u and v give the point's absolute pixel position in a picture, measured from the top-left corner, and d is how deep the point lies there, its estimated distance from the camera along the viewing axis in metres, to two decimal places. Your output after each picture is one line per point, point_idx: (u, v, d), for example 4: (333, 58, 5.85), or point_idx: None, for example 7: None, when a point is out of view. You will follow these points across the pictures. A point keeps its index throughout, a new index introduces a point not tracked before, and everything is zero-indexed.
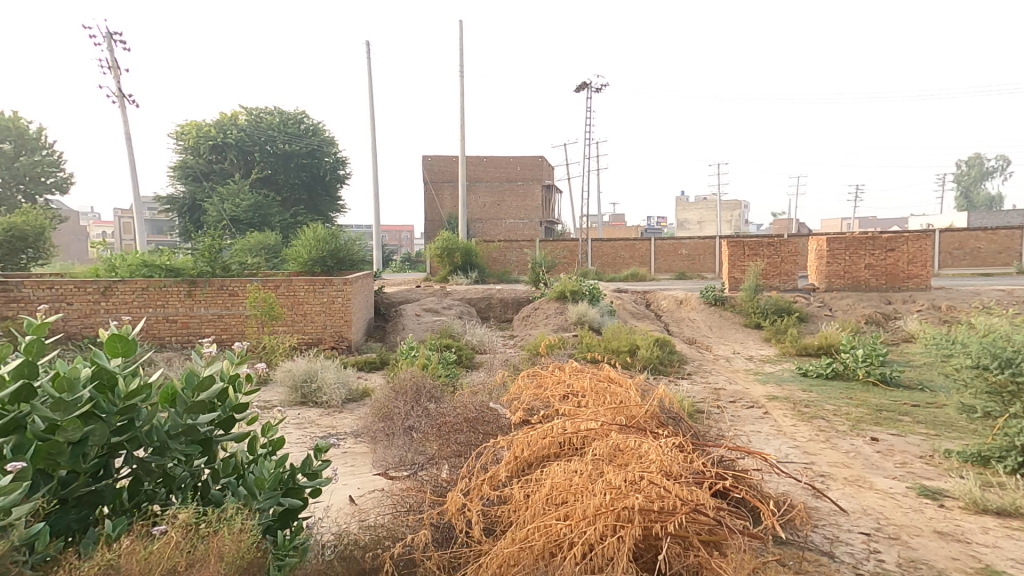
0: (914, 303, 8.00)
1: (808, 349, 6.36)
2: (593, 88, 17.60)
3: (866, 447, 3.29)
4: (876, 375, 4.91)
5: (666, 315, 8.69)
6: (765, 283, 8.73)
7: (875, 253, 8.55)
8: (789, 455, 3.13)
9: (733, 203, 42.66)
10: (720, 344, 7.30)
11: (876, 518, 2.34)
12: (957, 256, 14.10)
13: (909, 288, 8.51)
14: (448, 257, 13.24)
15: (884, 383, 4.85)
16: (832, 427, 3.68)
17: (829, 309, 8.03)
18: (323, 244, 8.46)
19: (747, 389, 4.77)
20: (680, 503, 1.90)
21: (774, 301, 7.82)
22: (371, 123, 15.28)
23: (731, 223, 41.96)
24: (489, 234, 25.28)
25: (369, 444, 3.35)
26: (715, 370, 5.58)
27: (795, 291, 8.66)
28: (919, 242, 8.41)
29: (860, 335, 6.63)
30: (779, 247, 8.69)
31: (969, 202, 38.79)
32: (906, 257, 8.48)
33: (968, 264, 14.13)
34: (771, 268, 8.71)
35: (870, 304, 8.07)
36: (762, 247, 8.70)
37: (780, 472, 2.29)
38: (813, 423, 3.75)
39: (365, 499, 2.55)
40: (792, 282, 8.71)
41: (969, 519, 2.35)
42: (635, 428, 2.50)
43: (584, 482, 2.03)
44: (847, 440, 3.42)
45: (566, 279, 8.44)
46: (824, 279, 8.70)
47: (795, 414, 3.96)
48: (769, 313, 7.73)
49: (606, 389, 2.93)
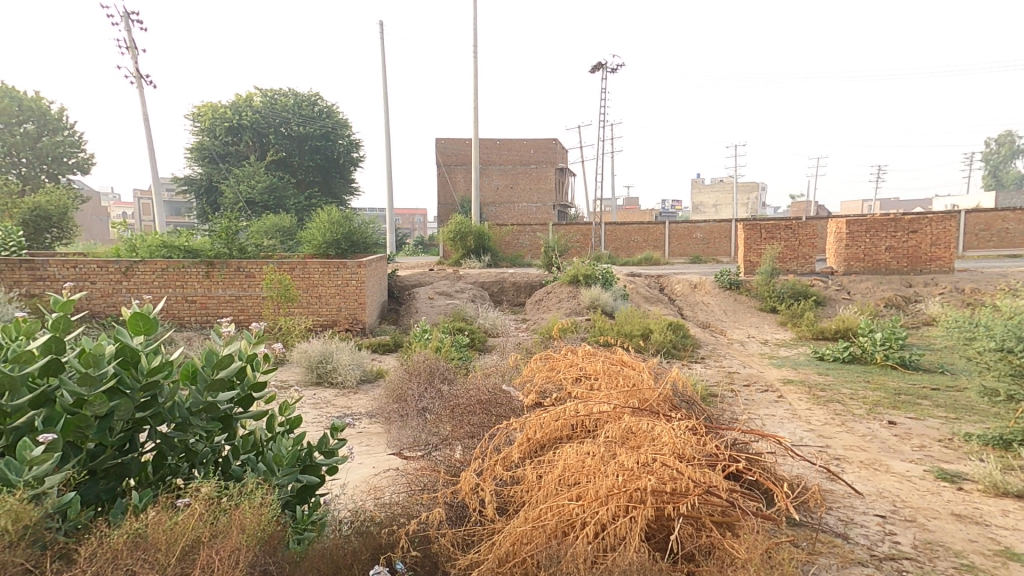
0: (936, 286, 7.85)
1: (825, 333, 6.29)
2: (609, 69, 17.31)
3: (883, 430, 3.27)
4: (895, 359, 4.84)
5: (680, 299, 8.63)
6: (781, 267, 8.63)
7: (897, 235, 8.37)
8: (803, 438, 3.11)
9: (751, 185, 42.20)
10: (736, 327, 7.25)
11: (892, 501, 2.32)
12: (983, 237, 13.78)
13: (932, 270, 8.33)
14: (460, 240, 13.25)
15: (903, 367, 4.78)
16: (848, 411, 3.65)
17: (847, 293, 7.91)
18: (337, 226, 8.52)
19: (760, 372, 4.76)
20: (692, 484, 1.91)
21: (790, 285, 7.71)
22: (386, 105, 15.22)
23: (748, 206, 41.42)
24: (501, 217, 25.20)
25: (383, 425, 3.39)
26: (729, 354, 5.54)
27: (813, 274, 8.53)
28: (943, 223, 8.21)
29: (878, 318, 6.55)
30: (797, 230, 8.53)
31: (998, 181, 37.65)
32: (928, 239, 8.29)
33: (994, 245, 13.80)
34: (788, 251, 8.61)
35: (890, 287, 7.94)
36: (779, 230, 8.56)
37: (795, 455, 2.27)
38: (828, 407, 3.72)
39: (379, 477, 2.59)
40: (810, 266, 8.57)
41: (986, 501, 2.34)
42: (648, 411, 2.51)
43: (596, 463, 2.04)
44: (863, 423, 3.40)
45: (580, 262, 8.40)
46: (842, 263, 8.57)
47: (810, 398, 3.93)
48: (785, 297, 7.64)
49: (619, 372, 2.93)
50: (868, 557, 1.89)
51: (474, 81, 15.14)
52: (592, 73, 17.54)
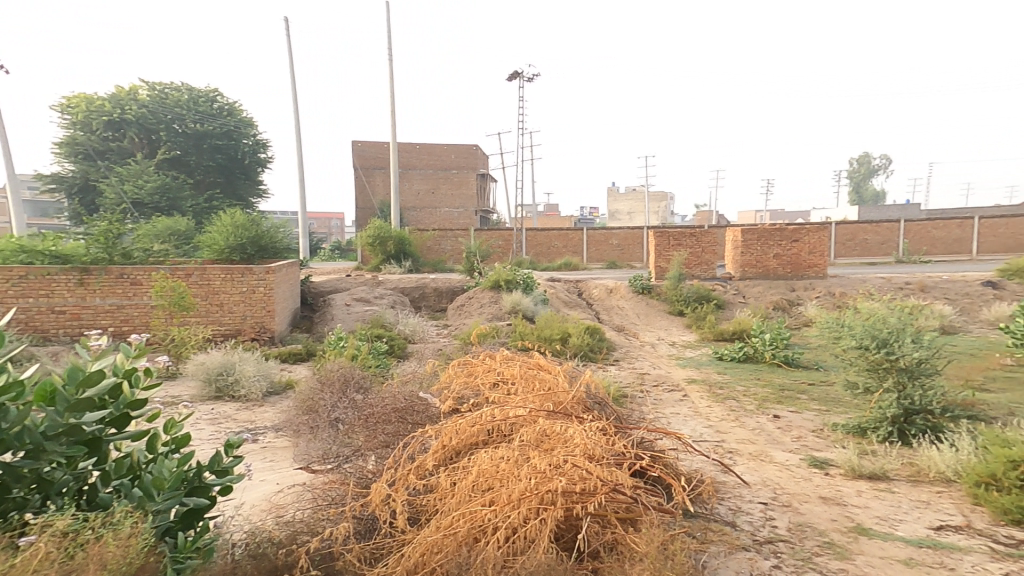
0: (813, 290, 8.66)
1: (724, 334, 6.74)
2: (525, 78, 17.74)
3: (769, 424, 3.54)
4: (781, 358, 5.29)
5: (597, 303, 8.92)
6: (687, 272, 9.16)
7: (782, 244, 9.14)
8: (702, 434, 3.31)
9: (661, 195, 44.64)
10: (647, 331, 7.62)
11: (773, 487, 2.53)
12: (849, 247, 15.44)
13: (810, 276, 9.16)
14: (380, 245, 12.97)
15: (788, 365, 5.23)
16: (742, 406, 3.92)
17: (743, 296, 8.54)
18: (242, 230, 8.03)
19: (665, 372, 5.03)
20: (600, 483, 1.97)
21: (695, 289, 8.22)
22: (294, 104, 14.61)
23: (659, 215, 43.74)
24: (423, 222, 24.96)
25: (291, 438, 3.23)
26: (641, 356, 5.79)
27: (714, 279, 9.13)
28: (819, 234, 9.10)
29: (767, 319, 7.17)
30: (700, 237, 9.11)
31: (860, 198, 42.15)
32: (807, 248, 9.13)
33: (858, 254, 15.47)
34: (693, 257, 9.15)
35: (777, 291, 8.67)
36: (685, 238, 9.11)
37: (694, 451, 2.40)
38: (725, 403, 3.98)
39: (283, 494, 2.46)
40: (712, 272, 9.15)
41: (847, 483, 2.60)
42: (562, 413, 2.56)
43: (510, 467, 2.06)
44: (753, 418, 3.67)
45: (501, 268, 8.47)
46: (738, 268, 9.24)
47: (710, 396, 4.19)
48: (691, 300, 8.13)
49: (535, 376, 2.98)
50: (750, 541, 2.04)
51: (390, 84, 14.85)
52: (510, 81, 17.86)
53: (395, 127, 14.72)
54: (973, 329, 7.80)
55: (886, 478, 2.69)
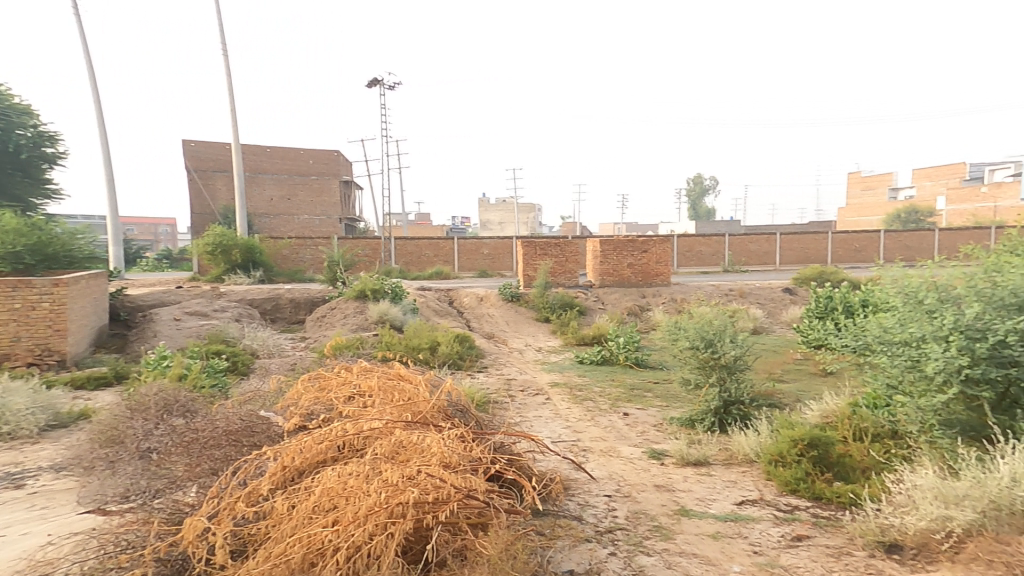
0: (660, 297, 9.61)
1: (585, 338, 7.20)
2: (387, 85, 17.63)
3: (619, 421, 3.83)
4: (632, 359, 5.78)
5: (468, 311, 9.01)
6: (553, 280, 9.61)
7: (634, 254, 10.00)
8: (561, 434, 3.47)
9: (529, 207, 46.79)
10: (516, 337, 7.88)
11: (615, 482, 2.74)
12: (688, 257, 17.48)
13: (657, 284, 10.08)
14: (221, 254, 11.90)
15: (638, 365, 5.74)
16: (597, 406, 4.19)
17: (602, 303, 9.21)
18: (16, 236, 6.85)
19: (530, 376, 5.23)
20: (453, 491, 1.96)
21: (560, 296, 8.69)
22: (97, 87, 12.33)
23: (528, 225, 45.77)
24: (279, 230, 23.34)
25: (83, 477, 2.78)
26: (509, 362, 5.96)
27: (577, 286, 9.68)
28: (663, 246, 10.14)
29: (621, 325, 7.79)
30: (564, 247, 9.62)
31: (696, 213, 47.93)
32: (655, 257, 10.07)
33: (695, 264, 17.56)
34: (558, 266, 9.64)
35: (630, 298, 9.49)
36: (550, 247, 9.55)
37: (546, 451, 2.49)
38: (584, 404, 4.22)
39: (64, 542, 2.08)
40: (575, 280, 9.69)
41: (678, 471, 2.93)
42: (420, 423, 2.51)
43: (359, 483, 1.96)
44: (606, 416, 3.94)
45: (367, 277, 8.19)
46: (598, 277, 9.94)
47: (570, 397, 4.43)
48: (556, 307, 8.58)
49: (395, 386, 2.90)
50: (593, 533, 2.19)
51: (227, 76, 13.43)
52: (370, 87, 17.61)
53: (237, 127, 13.55)
54: (778, 329, 9.22)
55: (708, 463, 3.10)
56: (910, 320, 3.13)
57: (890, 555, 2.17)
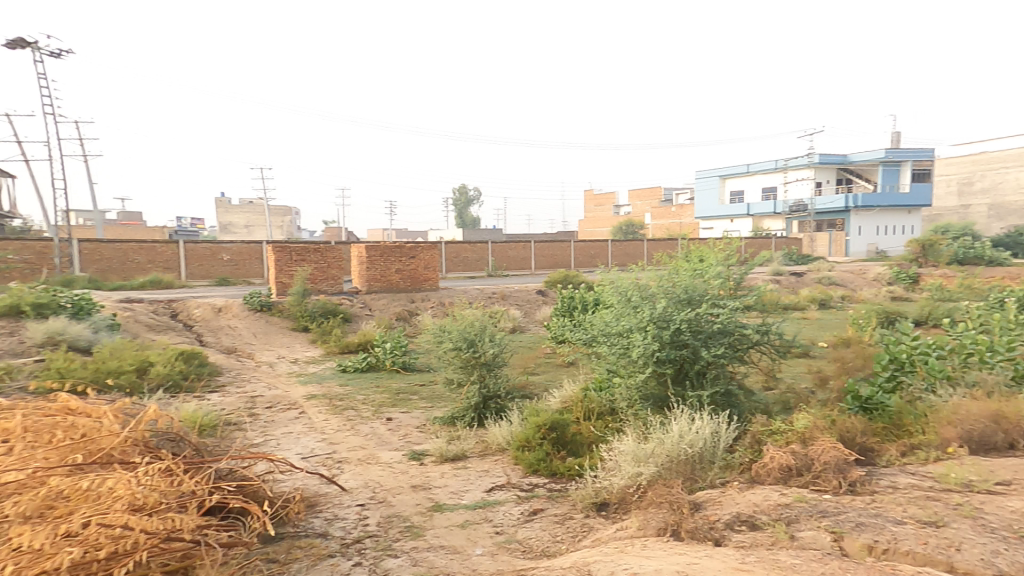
0: (427, 300, 14.05)
1: (349, 346, 10.86)
2: None
3: (382, 427, 6.76)
4: (397, 364, 9.70)
5: (214, 322, 12.06)
6: (316, 288, 13.49)
7: (403, 262, 14.13)
8: (322, 449, 6.02)
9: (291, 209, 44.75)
10: (269, 353, 10.94)
11: (377, 497, 4.91)
12: (455, 263, 21.07)
13: (428, 286, 14.46)
14: None
15: (398, 367, 9.67)
16: (359, 415, 7.21)
17: (369, 309, 13.20)
18: None
19: (285, 391, 8.21)
20: (141, 540, 2.96)
21: (322, 306, 12.37)
22: None
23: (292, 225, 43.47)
24: None
25: None
26: (257, 378, 9.00)
27: (341, 293, 13.68)
28: (431, 256, 14.61)
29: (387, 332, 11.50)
30: (326, 260, 13.59)
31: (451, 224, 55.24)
32: (424, 265, 14.42)
33: (461, 270, 21.16)
34: (319, 277, 13.56)
35: (399, 303, 13.71)
36: (313, 260, 13.41)
37: (259, 478, 4.05)
38: (345, 415, 7.19)
39: None
40: (337, 285, 13.72)
41: (435, 480, 5.32)
42: (99, 462, 3.47)
43: (48, 549, 2.74)
44: (370, 424, 6.83)
45: (44, 296, 9.86)
46: (368, 284, 13.76)
47: (332, 409, 7.44)
48: (317, 315, 12.24)
49: (69, 423, 3.69)
50: (333, 541, 4.15)
51: None
52: None
53: None
54: (531, 326, 12.55)
55: (466, 453, 5.98)
56: (623, 315, 6.93)
57: (600, 512, 4.83)
